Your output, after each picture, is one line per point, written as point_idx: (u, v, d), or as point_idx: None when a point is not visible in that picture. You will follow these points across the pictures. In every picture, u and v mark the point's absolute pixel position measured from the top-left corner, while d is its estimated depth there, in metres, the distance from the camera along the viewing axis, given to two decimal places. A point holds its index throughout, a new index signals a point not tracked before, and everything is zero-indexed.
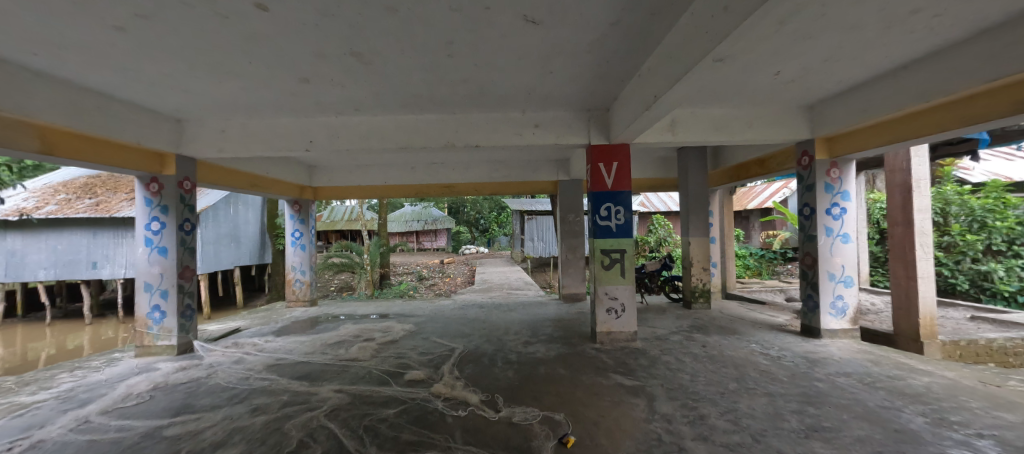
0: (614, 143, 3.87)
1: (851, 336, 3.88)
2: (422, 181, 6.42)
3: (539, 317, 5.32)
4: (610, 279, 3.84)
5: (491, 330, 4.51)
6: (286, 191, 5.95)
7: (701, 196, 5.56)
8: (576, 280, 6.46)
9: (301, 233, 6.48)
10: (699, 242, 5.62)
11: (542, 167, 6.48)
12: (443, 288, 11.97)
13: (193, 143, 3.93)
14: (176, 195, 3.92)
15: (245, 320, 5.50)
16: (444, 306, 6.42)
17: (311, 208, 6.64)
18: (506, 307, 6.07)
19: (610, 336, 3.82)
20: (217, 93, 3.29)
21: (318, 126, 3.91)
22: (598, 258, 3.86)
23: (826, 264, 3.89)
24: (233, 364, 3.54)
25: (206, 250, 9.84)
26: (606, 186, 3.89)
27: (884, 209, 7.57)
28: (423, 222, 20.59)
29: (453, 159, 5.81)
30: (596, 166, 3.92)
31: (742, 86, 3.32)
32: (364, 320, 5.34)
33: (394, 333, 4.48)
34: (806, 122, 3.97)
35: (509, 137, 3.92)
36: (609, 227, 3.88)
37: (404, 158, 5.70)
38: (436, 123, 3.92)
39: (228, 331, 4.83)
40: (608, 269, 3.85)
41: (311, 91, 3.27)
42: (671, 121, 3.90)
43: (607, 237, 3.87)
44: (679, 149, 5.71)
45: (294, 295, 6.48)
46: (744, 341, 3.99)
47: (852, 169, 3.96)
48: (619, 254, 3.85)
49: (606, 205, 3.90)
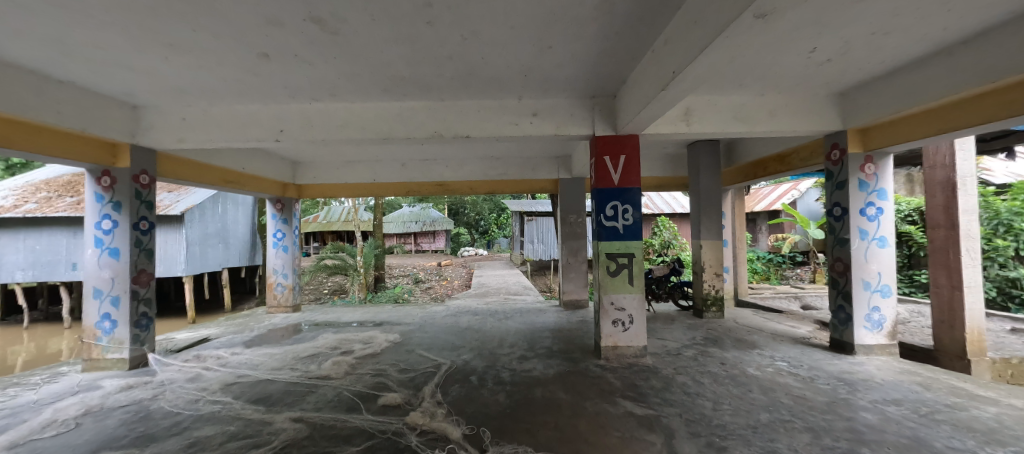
0: (621, 133, 3.44)
1: (889, 353, 3.43)
2: (414, 179, 6.00)
3: (537, 325, 4.88)
4: (616, 288, 3.40)
5: (484, 342, 4.07)
6: (264, 188, 5.54)
7: (714, 195, 5.13)
8: (578, 286, 6.00)
9: (284, 234, 6.05)
10: (711, 246, 5.16)
11: (542, 164, 6.05)
12: (440, 291, 11.56)
13: (150, 131, 3.51)
14: (130, 191, 3.49)
15: (218, 329, 5.07)
16: (436, 312, 5.96)
17: (294, 207, 6.22)
18: (503, 314, 5.61)
19: (616, 351, 3.38)
20: (170, 73, 2.88)
21: (289, 114, 3.48)
22: (602, 264, 3.41)
23: (861, 271, 3.44)
24: (186, 382, 3.09)
25: (192, 251, 9.46)
26: (612, 182, 3.46)
27: (902, 210, 7.14)
28: (422, 222, 20.07)
29: (446, 154, 5.39)
30: (601, 159, 3.48)
31: (770, 66, 2.89)
32: (346, 329, 4.89)
33: (376, 344, 4.04)
34: (837, 112, 3.54)
35: (503, 127, 3.50)
36: (615, 229, 3.43)
37: (391, 152, 5.27)
38: (421, 111, 3.50)
39: (195, 341, 4.39)
40: (614, 276, 3.40)
41: (276, 71, 2.86)
42: (685, 109, 3.46)
43: (614, 239, 3.43)
44: (690, 145, 5.27)
45: (275, 300, 6.04)
46: (767, 357, 3.53)
47: (890, 164, 3.51)
48: (626, 258, 3.41)
49: (612, 204, 3.45)
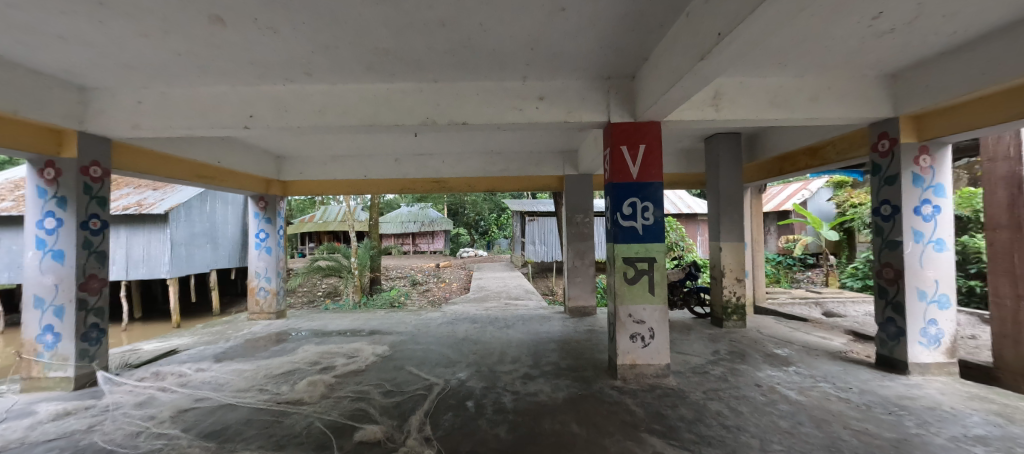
0: (640, 120, 2.99)
1: (947, 373, 2.99)
2: (408, 175, 5.57)
3: (542, 335, 4.43)
4: (635, 297, 2.95)
5: (483, 356, 3.61)
6: (244, 185, 5.10)
7: (735, 192, 4.70)
8: (584, 291, 5.54)
9: (267, 234, 5.60)
10: (732, 248, 4.71)
11: (546, 159, 5.60)
12: (438, 294, 11.13)
13: (99, 117, 3.06)
14: (78, 185, 3.05)
15: (191, 338, 4.60)
16: (431, 319, 5.50)
17: (279, 205, 5.77)
18: (504, 322, 5.15)
19: (635, 371, 2.93)
20: (112, 46, 2.44)
21: (259, 97, 3.04)
22: (619, 270, 2.96)
23: (916, 278, 3.00)
24: (134, 408, 2.64)
25: (177, 251, 9.01)
26: (630, 176, 3.00)
27: None
28: (420, 222, 19.51)
29: (443, 146, 4.97)
30: (617, 149, 3.01)
31: (821, 39, 2.45)
32: (331, 339, 4.43)
33: (361, 359, 3.58)
34: (886, 97, 3.10)
35: (506, 113, 3.05)
36: (634, 229, 2.97)
37: (382, 144, 4.83)
38: (411, 95, 3.06)
39: (161, 354, 3.93)
40: (632, 284, 2.96)
41: (237, 43, 2.42)
42: (714, 93, 3.02)
43: (632, 241, 2.97)
44: (709, 138, 4.83)
45: (257, 306, 5.56)
46: (807, 376, 3.08)
47: (947, 156, 3.06)
48: (646, 264, 2.96)
49: (630, 200, 2.99)
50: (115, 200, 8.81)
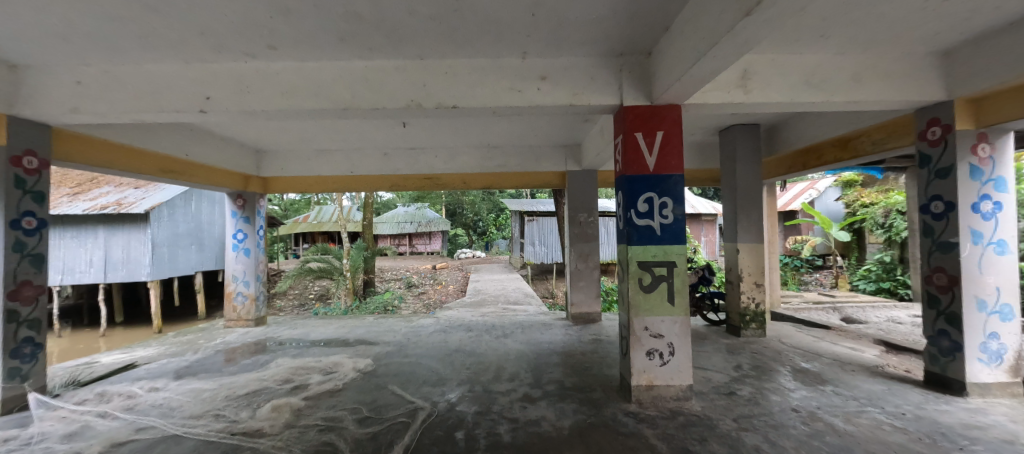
0: (657, 103, 2.58)
1: (1011, 394, 2.60)
2: (398, 171, 5.18)
3: (543, 346, 4.02)
4: (651, 308, 2.55)
5: (477, 373, 3.19)
6: (218, 181, 4.70)
7: (753, 189, 4.31)
8: (588, 296, 5.12)
9: (245, 235, 5.18)
10: (751, 250, 4.31)
11: (547, 154, 5.20)
12: (433, 298, 10.73)
13: (33, 99, 2.64)
14: (7, 177, 2.62)
15: (155, 350, 4.16)
16: (423, 326, 5.07)
17: (258, 204, 5.36)
18: (501, 330, 4.73)
19: (652, 393, 2.52)
20: (29, 10, 2.02)
21: (218, 77, 2.62)
22: (633, 276, 2.55)
23: (974, 285, 2.61)
24: (58, 442, 2.20)
25: (159, 253, 8.57)
26: (645, 168, 2.59)
27: None
28: (416, 223, 19.09)
29: (435, 138, 4.58)
30: (631, 136, 2.60)
31: (876, 3, 2.05)
32: (310, 351, 4.00)
33: (339, 376, 3.16)
34: (938, 77, 2.70)
35: (502, 95, 2.65)
36: (651, 229, 2.57)
37: (367, 135, 4.42)
38: (394, 75, 2.65)
39: (115, 370, 3.49)
40: (648, 292, 2.56)
41: (178, 6, 2.00)
42: (741, 72, 2.62)
43: (649, 242, 2.56)
44: (724, 130, 4.44)
45: (235, 312, 5.13)
46: (850, 398, 2.68)
47: (1009, 144, 2.66)
48: (665, 269, 2.56)
49: (646, 196, 2.58)
50: (93, 199, 8.37)
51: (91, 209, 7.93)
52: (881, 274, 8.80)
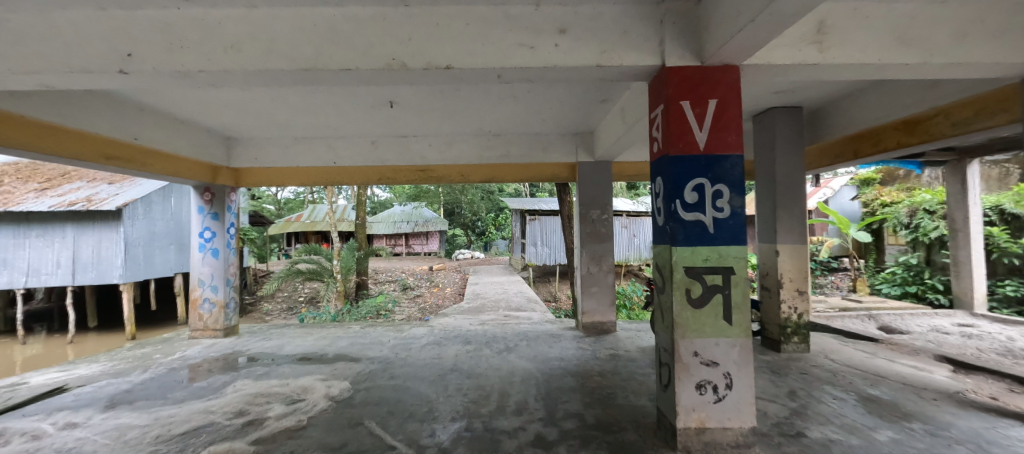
0: (709, 64, 2.00)
1: None
2: (388, 161, 4.60)
3: (553, 363, 3.42)
4: (702, 328, 1.97)
5: (476, 405, 2.57)
6: (179, 171, 4.11)
7: (795, 181, 3.74)
8: (602, 304, 4.52)
9: (214, 234, 4.56)
10: (793, 252, 3.73)
11: (555, 143, 4.62)
12: (430, 301, 10.14)
13: None
14: None
15: (97, 368, 3.53)
16: (415, 337, 4.46)
17: (228, 198, 4.75)
18: (503, 343, 4.13)
19: (705, 439, 1.94)
20: None
21: (139, 28, 2.01)
22: (679, 286, 1.97)
23: None
24: None
25: (133, 253, 7.95)
26: (694, 146, 2.00)
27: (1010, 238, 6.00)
28: (413, 222, 18.56)
29: (429, 121, 3.99)
30: (676, 105, 2.01)
31: None
32: (278, 369, 3.38)
33: (304, 408, 2.55)
34: None
35: (511, 52, 2.05)
36: (702, 225, 1.99)
37: (350, 117, 3.84)
38: (368, 26, 2.05)
39: (36, 396, 2.87)
40: (698, 308, 1.97)
41: None
42: (815, 26, 2.05)
43: (699, 242, 1.98)
44: (761, 115, 3.87)
45: (200, 321, 4.50)
46: (953, 442, 2.09)
47: None
48: (719, 277, 1.98)
49: (696, 182, 2.00)
50: (62, 195, 7.74)
51: (59, 206, 7.31)
52: (907, 277, 8.25)
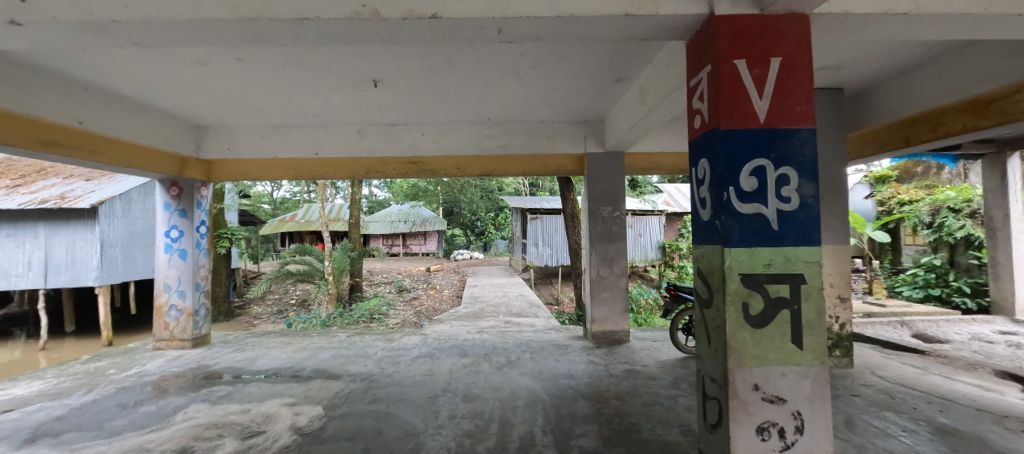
0: (771, 11, 1.54)
1: None
2: (375, 152, 4.14)
3: (561, 382, 2.96)
4: (764, 353, 1.51)
5: (472, 441, 2.09)
6: (138, 162, 3.66)
7: (835, 173, 3.28)
8: (613, 311, 4.07)
9: (182, 233, 4.10)
10: (833, 254, 3.28)
11: (561, 132, 4.17)
12: (426, 304, 9.69)
13: None
14: None
15: (35, 388, 3.05)
16: (405, 348, 4.00)
17: (198, 194, 4.29)
18: (504, 356, 3.67)
19: None
20: None
21: None
22: (734, 299, 1.51)
23: None
24: None
25: (111, 254, 7.50)
26: (751, 117, 1.55)
27: None
28: (411, 222, 18.26)
29: (420, 105, 3.54)
30: (728, 65, 1.56)
31: None
32: (242, 390, 2.90)
33: (261, 445, 2.07)
34: None
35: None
36: (763, 218, 1.53)
37: (330, 100, 3.39)
38: None
39: None
40: (759, 328, 1.52)
41: None
42: None
43: (759, 241, 1.53)
44: None
45: (166, 330, 4.03)
46: None
47: None
48: (785, 287, 1.52)
49: (754, 162, 1.54)
50: (34, 193, 7.25)
51: (30, 204, 6.79)
52: (930, 280, 7.70)
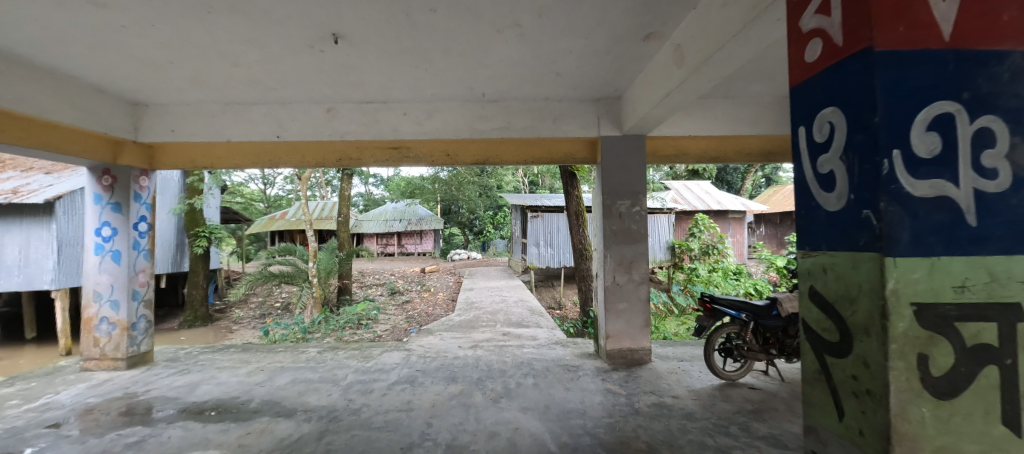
0: None
1: None
2: (347, 136, 3.47)
3: (574, 424, 2.29)
4: (955, 444, 0.86)
5: None
6: (53, 145, 2.98)
7: None
8: (632, 326, 3.41)
9: (116, 231, 3.45)
10: None
11: (569, 112, 3.51)
12: (419, 308, 9.05)
13: None
14: None
15: None
16: (383, 370, 3.34)
17: (138, 185, 3.62)
18: (500, 382, 3.01)
19: None
20: None
21: None
22: (902, 345, 0.85)
23: None
24: None
25: (71, 254, 6.88)
26: (926, 25, 0.89)
27: None
28: (406, 221, 17.66)
29: (398, 73, 2.88)
30: None
31: None
32: (159, 436, 2.22)
33: None
34: None
35: None
36: (947, 201, 0.88)
37: (286, 65, 2.72)
38: None
39: None
40: (944, 398, 0.86)
41: None
42: None
43: (942, 242, 0.87)
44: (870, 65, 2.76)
45: (93, 348, 3.36)
46: None
47: None
48: (987, 327, 0.86)
49: (931, 106, 0.89)
50: None
51: None
52: None
